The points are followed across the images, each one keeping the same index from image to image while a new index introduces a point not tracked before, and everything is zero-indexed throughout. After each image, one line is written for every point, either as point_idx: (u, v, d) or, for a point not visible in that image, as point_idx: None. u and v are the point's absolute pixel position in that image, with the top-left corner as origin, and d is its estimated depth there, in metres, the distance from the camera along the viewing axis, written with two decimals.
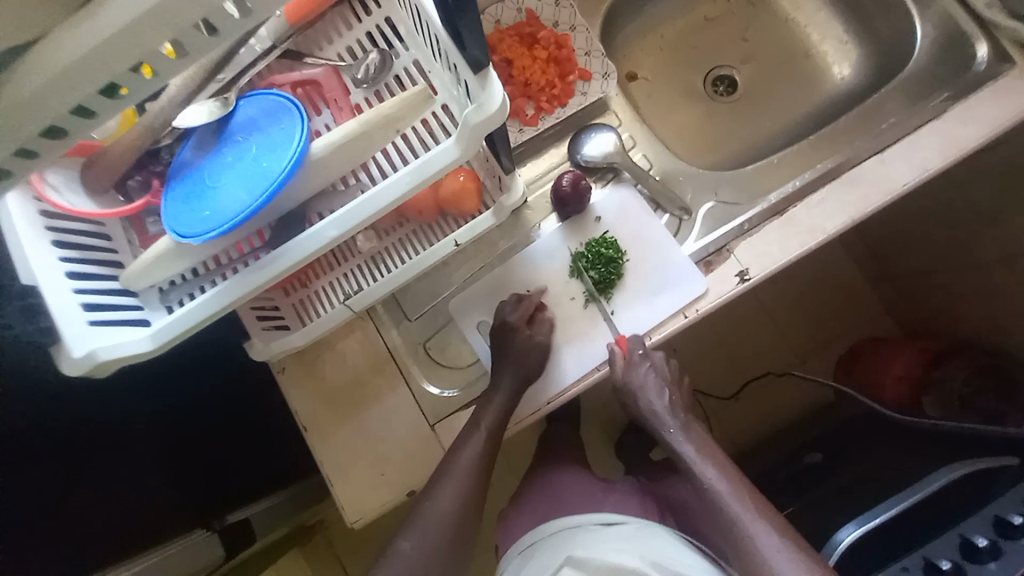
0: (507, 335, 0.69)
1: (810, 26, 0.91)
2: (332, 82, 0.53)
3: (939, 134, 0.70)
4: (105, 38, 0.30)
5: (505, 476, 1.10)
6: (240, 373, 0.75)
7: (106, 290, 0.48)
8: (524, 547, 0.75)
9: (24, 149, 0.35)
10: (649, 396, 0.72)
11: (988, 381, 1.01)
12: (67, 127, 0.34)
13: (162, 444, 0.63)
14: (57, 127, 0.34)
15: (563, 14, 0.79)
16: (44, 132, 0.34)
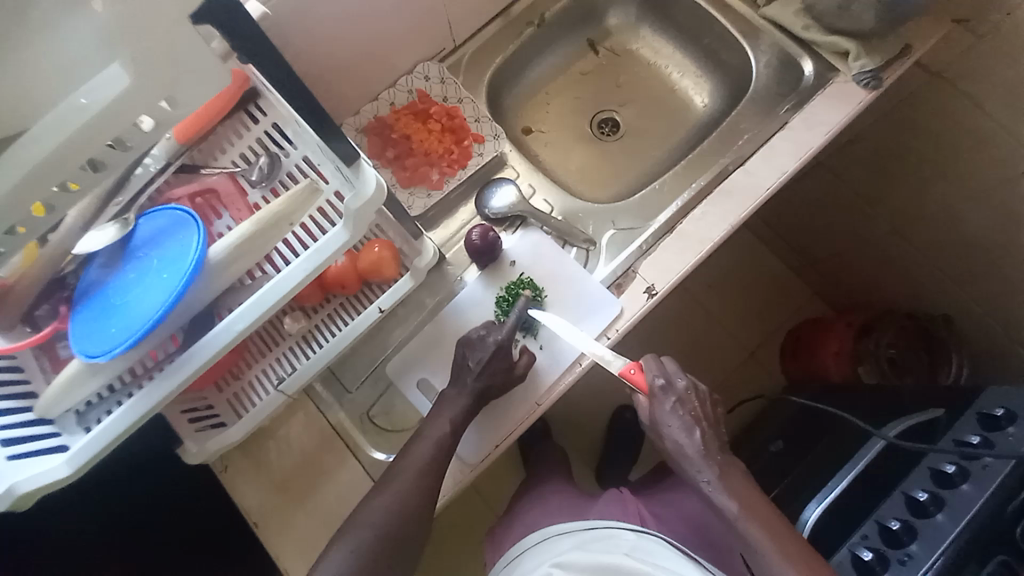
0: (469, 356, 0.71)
1: (670, 65, 1.04)
2: (229, 188, 0.57)
3: (786, 142, 0.81)
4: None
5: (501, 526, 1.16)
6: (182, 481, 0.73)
7: (21, 422, 0.49)
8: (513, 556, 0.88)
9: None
10: (681, 437, 0.75)
11: (911, 344, 1.14)
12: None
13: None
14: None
15: (450, 89, 0.88)
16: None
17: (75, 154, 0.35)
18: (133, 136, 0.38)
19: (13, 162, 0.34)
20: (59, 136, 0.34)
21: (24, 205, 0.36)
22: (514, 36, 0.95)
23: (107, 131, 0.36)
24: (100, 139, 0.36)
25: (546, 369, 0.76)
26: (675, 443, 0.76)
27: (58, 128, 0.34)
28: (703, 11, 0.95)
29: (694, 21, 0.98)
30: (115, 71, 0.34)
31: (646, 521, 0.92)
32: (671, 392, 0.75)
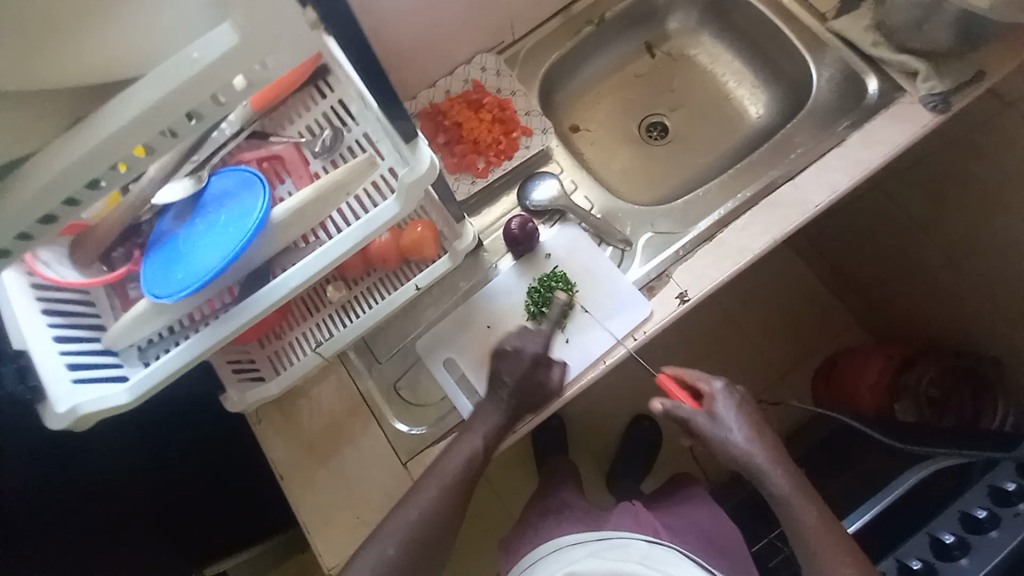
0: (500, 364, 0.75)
1: (727, 73, 1.03)
2: (294, 156, 0.61)
3: (841, 159, 0.79)
4: (83, 153, 0.36)
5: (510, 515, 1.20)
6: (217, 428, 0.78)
7: (91, 349, 0.54)
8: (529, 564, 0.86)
9: (22, 235, 0.39)
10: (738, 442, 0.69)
11: (958, 384, 1.07)
12: (56, 214, 0.39)
13: (135, 500, 0.65)
14: (30, 229, 0.39)
15: (505, 82, 0.90)
16: (39, 219, 0.39)
17: (179, 102, 0.36)
18: (227, 93, 0.39)
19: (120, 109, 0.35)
20: (166, 85, 0.35)
21: (126, 146, 0.36)
22: (572, 33, 0.96)
23: (209, 85, 0.36)
24: (203, 91, 0.36)
25: (570, 365, 0.77)
26: (742, 450, 0.69)
27: (165, 77, 0.35)
28: (768, 20, 0.93)
29: (756, 30, 0.97)
30: (227, 28, 0.35)
31: (660, 532, 0.89)
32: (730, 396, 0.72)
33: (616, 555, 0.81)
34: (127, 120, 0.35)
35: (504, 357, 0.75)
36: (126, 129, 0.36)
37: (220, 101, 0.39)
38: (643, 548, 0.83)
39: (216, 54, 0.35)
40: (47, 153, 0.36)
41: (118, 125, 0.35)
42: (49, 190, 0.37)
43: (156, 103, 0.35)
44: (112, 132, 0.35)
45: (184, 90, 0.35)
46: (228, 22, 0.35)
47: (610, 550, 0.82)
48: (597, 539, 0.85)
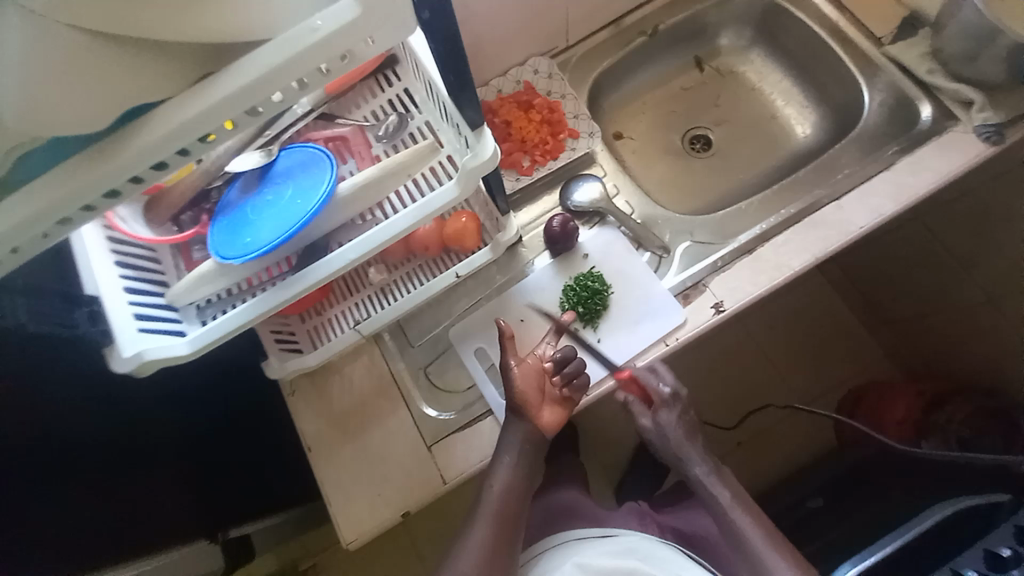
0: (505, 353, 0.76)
1: (775, 93, 1.03)
2: (358, 138, 0.63)
3: (887, 183, 0.79)
4: (200, 110, 0.37)
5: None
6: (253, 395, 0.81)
7: (155, 303, 0.56)
8: (531, 556, 0.86)
9: (111, 191, 0.40)
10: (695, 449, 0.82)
11: (987, 423, 1.03)
12: (165, 163, 0.40)
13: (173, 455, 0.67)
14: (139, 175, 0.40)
15: (555, 85, 0.92)
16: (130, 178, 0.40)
17: (291, 70, 0.37)
18: (333, 65, 0.39)
19: (235, 75, 0.37)
20: (284, 53, 0.37)
21: (238, 107, 0.38)
22: (624, 43, 0.98)
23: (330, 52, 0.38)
24: (314, 61, 0.37)
25: (598, 365, 0.78)
26: (677, 443, 0.83)
27: (286, 42, 0.37)
28: (822, 43, 0.94)
29: (808, 51, 0.97)
30: (350, 1, 0.37)
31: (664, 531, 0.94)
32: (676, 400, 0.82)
33: (615, 551, 0.81)
34: (244, 83, 0.36)
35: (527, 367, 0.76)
36: (240, 92, 0.37)
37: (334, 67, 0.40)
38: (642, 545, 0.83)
39: (340, 24, 0.37)
40: (173, 105, 0.38)
41: (235, 87, 0.37)
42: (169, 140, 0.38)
43: (280, 64, 0.37)
44: (229, 93, 0.37)
45: (306, 55, 0.37)
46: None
47: (609, 545, 0.82)
48: (598, 537, 0.85)
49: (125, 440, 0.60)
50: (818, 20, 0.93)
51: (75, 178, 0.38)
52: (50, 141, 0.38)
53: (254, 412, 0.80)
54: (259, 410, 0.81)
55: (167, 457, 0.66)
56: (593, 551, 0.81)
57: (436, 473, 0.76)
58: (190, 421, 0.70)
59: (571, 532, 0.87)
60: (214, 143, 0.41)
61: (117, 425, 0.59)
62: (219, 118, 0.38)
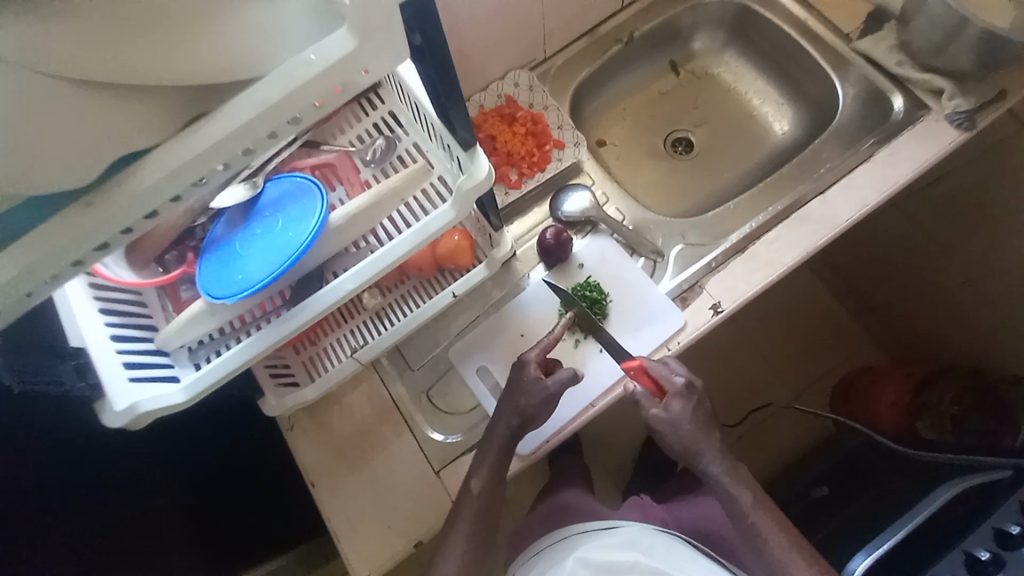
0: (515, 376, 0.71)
1: (750, 92, 1.05)
2: (345, 164, 0.62)
3: (869, 175, 0.81)
4: (192, 156, 0.36)
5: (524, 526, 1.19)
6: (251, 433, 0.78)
7: (144, 350, 0.54)
8: (531, 555, 0.82)
9: (101, 245, 0.38)
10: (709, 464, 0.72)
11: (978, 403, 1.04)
12: (157, 210, 0.39)
13: (173, 506, 0.64)
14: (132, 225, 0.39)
15: (537, 97, 0.92)
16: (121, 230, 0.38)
17: (286, 109, 0.36)
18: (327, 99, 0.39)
19: (228, 118, 0.36)
20: (278, 92, 0.36)
21: (231, 149, 0.37)
22: (602, 51, 0.99)
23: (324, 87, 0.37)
24: (308, 98, 0.37)
25: (604, 374, 0.78)
26: (690, 441, 0.71)
27: (278, 80, 0.36)
28: (794, 42, 0.96)
29: (780, 50, 0.99)
30: (344, 33, 0.36)
31: (667, 524, 0.94)
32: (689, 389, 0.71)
33: (617, 545, 0.77)
34: (237, 125, 0.36)
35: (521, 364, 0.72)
36: (233, 134, 0.36)
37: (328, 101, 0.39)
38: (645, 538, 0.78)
39: (334, 59, 0.36)
40: (162, 150, 0.36)
41: (229, 130, 0.36)
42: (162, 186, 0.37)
43: (274, 103, 0.36)
44: (221, 136, 0.36)
45: (300, 92, 0.36)
46: (345, 28, 0.36)
47: (610, 539, 0.78)
48: (598, 531, 0.81)
49: (118, 494, 0.57)
50: (788, 20, 0.96)
51: (64, 233, 0.36)
52: (26, 201, 0.36)
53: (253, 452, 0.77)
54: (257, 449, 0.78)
55: (166, 508, 0.63)
56: (595, 547, 0.77)
57: (447, 498, 0.75)
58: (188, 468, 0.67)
59: (570, 528, 0.83)
60: (206, 185, 0.40)
61: (111, 481, 0.56)
62: (213, 160, 0.37)
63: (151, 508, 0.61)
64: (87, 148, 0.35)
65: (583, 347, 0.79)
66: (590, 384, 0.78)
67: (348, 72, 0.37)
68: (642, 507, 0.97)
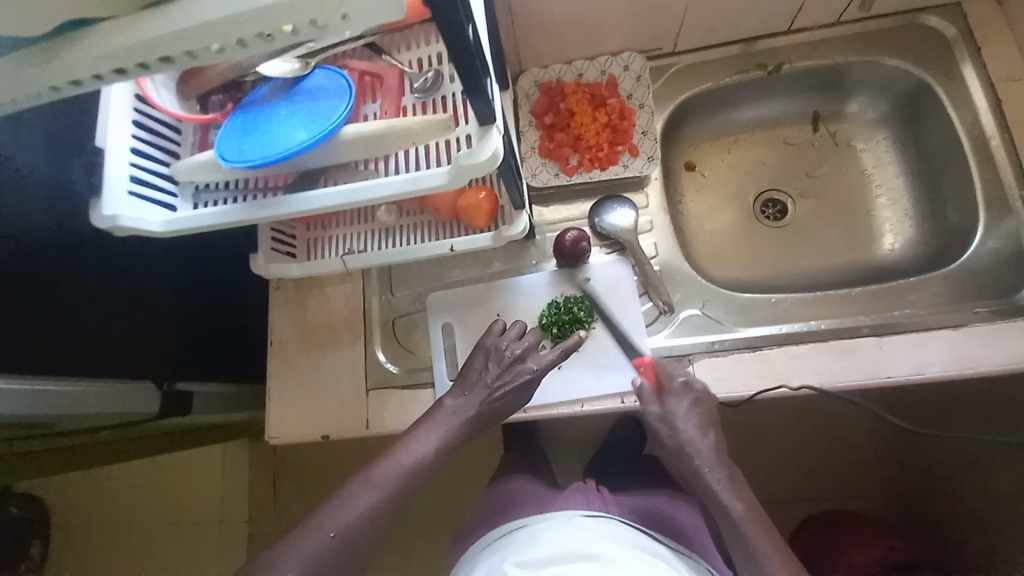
0: (486, 357, 0.72)
1: (883, 186, 0.89)
2: (392, 81, 0.60)
3: (947, 344, 0.68)
4: (141, 37, 0.33)
5: (445, 471, 1.24)
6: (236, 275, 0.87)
7: (157, 173, 0.59)
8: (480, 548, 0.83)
9: (53, 87, 0.37)
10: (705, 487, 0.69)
11: None
12: (106, 77, 0.37)
13: (148, 307, 0.74)
14: (80, 80, 0.37)
15: (639, 91, 0.83)
16: (70, 81, 0.37)
17: (243, 26, 0.32)
18: (298, 33, 0.34)
19: (186, 13, 0.32)
20: (239, 6, 0.32)
21: (180, 45, 0.33)
22: (738, 70, 0.86)
23: (284, 19, 0.33)
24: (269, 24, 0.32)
25: (552, 391, 0.76)
26: (688, 440, 0.70)
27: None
28: (961, 154, 0.78)
29: (943, 157, 0.82)
30: None
31: (608, 505, 0.86)
32: (689, 389, 0.71)
33: (552, 537, 0.76)
34: (189, 25, 0.32)
35: (493, 354, 0.72)
36: (183, 32, 0.33)
37: (297, 34, 0.34)
38: (585, 531, 0.76)
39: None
40: (110, 25, 0.34)
41: (180, 26, 0.32)
42: (102, 60, 0.35)
43: (222, 19, 0.32)
44: (172, 29, 0.33)
45: (256, 14, 0.32)
46: None
47: (545, 531, 0.77)
48: (535, 522, 0.81)
49: (101, 276, 0.66)
50: (969, 126, 0.78)
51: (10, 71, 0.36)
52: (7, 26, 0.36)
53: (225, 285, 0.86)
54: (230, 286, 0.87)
55: (141, 304, 0.72)
56: (531, 541, 0.76)
57: (364, 416, 0.80)
58: (167, 278, 0.75)
59: (515, 522, 0.84)
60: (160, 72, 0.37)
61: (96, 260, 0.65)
62: (160, 50, 0.34)
63: (129, 299, 0.70)
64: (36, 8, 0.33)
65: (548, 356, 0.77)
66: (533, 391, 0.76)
67: (320, 11, 0.32)
68: (585, 491, 0.88)
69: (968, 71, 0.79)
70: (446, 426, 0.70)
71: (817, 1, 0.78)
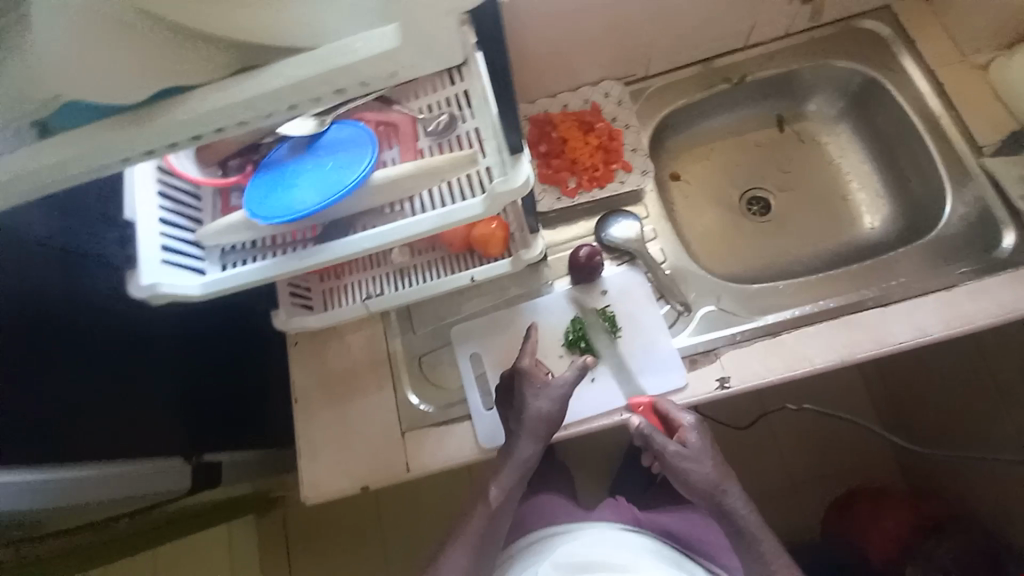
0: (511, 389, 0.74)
1: (851, 172, 0.97)
2: (407, 128, 0.64)
3: (945, 305, 0.73)
4: (222, 104, 0.34)
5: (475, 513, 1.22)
6: (246, 334, 0.86)
7: (184, 240, 0.59)
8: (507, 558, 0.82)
9: (124, 159, 0.38)
10: (719, 508, 0.73)
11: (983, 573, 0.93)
12: (177, 144, 0.38)
13: (167, 379, 0.72)
14: (152, 150, 0.38)
15: (623, 113, 0.89)
16: (143, 152, 0.38)
17: (322, 85, 0.34)
18: (370, 85, 0.36)
19: (266, 78, 0.34)
20: (319, 65, 0.34)
21: (260, 108, 0.35)
22: (707, 85, 0.94)
23: (360, 74, 0.35)
24: (346, 80, 0.34)
25: (589, 404, 0.77)
26: (704, 475, 0.72)
27: (325, 55, 0.34)
28: (916, 134, 0.87)
29: (900, 137, 0.90)
30: (394, 29, 0.33)
31: (639, 521, 0.88)
32: (696, 428, 0.73)
33: (580, 546, 0.78)
34: (270, 88, 0.34)
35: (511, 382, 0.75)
36: (264, 96, 0.34)
37: (366, 86, 0.36)
38: (612, 540, 0.79)
39: (378, 52, 0.33)
40: (196, 91, 0.35)
41: (262, 90, 0.34)
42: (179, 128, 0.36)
43: (305, 76, 0.34)
44: (254, 94, 0.34)
45: (335, 73, 0.34)
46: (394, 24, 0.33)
47: (574, 540, 0.80)
48: (563, 530, 0.83)
49: (117, 352, 0.64)
50: (919, 109, 0.87)
51: (84, 141, 0.36)
52: (77, 102, 0.36)
53: (238, 346, 0.85)
54: (243, 346, 0.86)
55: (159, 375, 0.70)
56: (561, 548, 0.79)
57: (402, 460, 0.78)
58: (184, 346, 0.74)
59: (545, 529, 0.85)
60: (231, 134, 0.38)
61: (112, 338, 0.63)
62: (238, 114, 0.35)
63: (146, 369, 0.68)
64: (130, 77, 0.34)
65: None
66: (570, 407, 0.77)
67: (392, 65, 0.34)
68: (615, 505, 0.90)
69: (906, 63, 0.89)
70: (511, 476, 0.72)
71: (766, 18, 0.88)
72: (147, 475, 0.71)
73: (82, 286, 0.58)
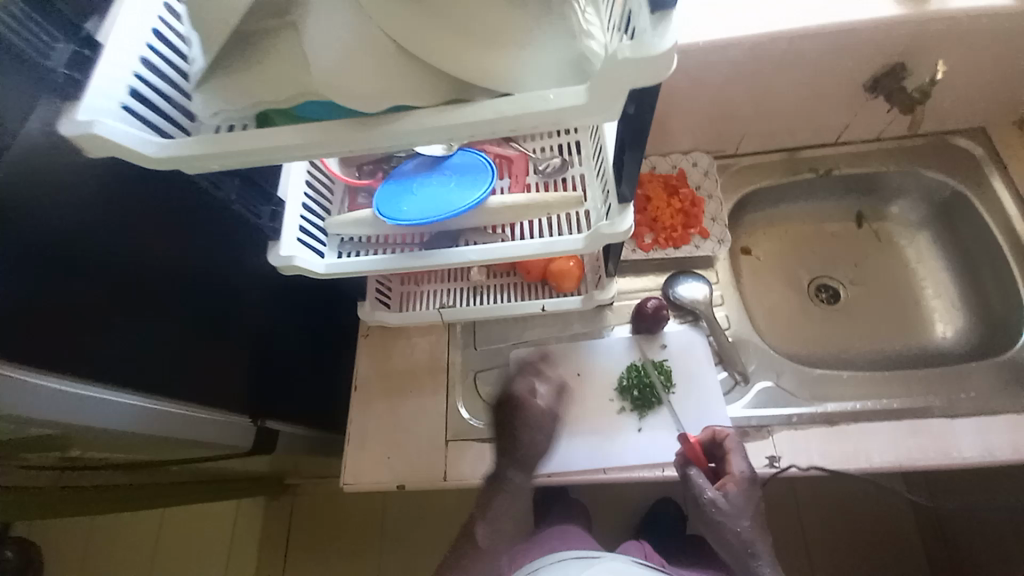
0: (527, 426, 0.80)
1: (927, 279, 0.98)
2: (520, 163, 0.72)
3: (1014, 429, 0.72)
4: (426, 126, 0.42)
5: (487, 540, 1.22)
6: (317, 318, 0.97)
7: (314, 224, 0.68)
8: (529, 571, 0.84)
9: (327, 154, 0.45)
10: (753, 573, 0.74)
11: None
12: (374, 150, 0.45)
13: (245, 338, 0.81)
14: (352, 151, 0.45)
15: (707, 183, 0.95)
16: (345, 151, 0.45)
17: (508, 123, 0.41)
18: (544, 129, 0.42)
19: (468, 112, 0.41)
20: (513, 109, 0.40)
21: (454, 134, 0.42)
22: (791, 171, 0.99)
23: (542, 120, 0.41)
24: (530, 123, 0.41)
25: (633, 452, 0.79)
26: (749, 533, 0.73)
27: (519, 101, 0.40)
28: (1001, 253, 0.87)
29: (983, 254, 0.91)
30: (583, 90, 0.39)
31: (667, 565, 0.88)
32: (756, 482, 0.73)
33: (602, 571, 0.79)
34: (469, 121, 0.41)
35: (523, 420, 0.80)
36: (462, 125, 0.41)
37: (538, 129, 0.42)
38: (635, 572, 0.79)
39: (566, 106, 0.39)
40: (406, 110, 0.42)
41: (463, 121, 0.41)
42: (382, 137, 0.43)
43: (500, 114, 0.40)
44: (455, 122, 0.41)
45: (524, 117, 0.40)
46: (583, 86, 0.39)
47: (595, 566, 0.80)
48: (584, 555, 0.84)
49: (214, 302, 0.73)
50: (1006, 230, 0.87)
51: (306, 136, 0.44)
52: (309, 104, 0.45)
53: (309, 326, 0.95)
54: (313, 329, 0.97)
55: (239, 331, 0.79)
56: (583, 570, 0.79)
57: (441, 465, 0.81)
58: (270, 313, 0.84)
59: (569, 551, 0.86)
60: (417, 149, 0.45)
61: (216, 291, 0.72)
62: (435, 135, 0.42)
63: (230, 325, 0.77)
64: (361, 93, 0.41)
65: (627, 416, 0.82)
66: (613, 450, 0.79)
67: (566, 116, 0.41)
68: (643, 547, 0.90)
69: (997, 183, 0.90)
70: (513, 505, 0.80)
71: (860, 121, 0.93)
72: (217, 425, 0.79)
73: (213, 243, 0.69)
